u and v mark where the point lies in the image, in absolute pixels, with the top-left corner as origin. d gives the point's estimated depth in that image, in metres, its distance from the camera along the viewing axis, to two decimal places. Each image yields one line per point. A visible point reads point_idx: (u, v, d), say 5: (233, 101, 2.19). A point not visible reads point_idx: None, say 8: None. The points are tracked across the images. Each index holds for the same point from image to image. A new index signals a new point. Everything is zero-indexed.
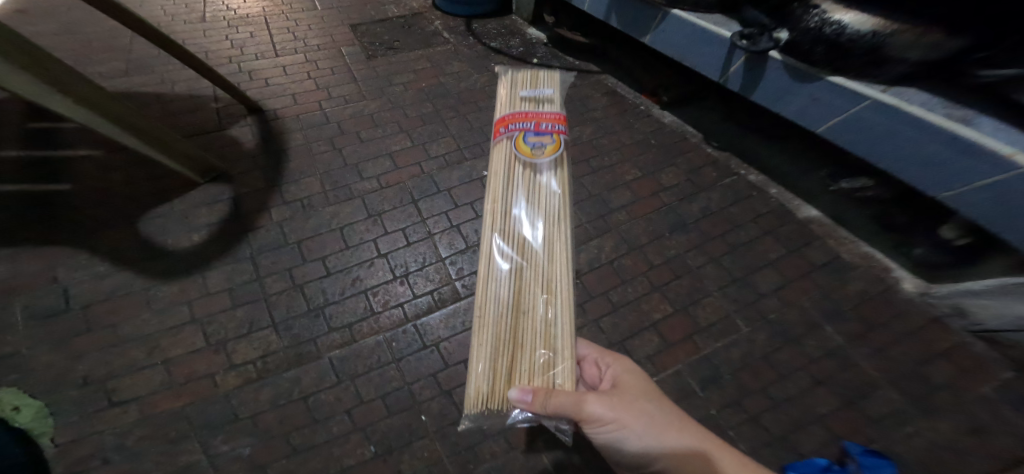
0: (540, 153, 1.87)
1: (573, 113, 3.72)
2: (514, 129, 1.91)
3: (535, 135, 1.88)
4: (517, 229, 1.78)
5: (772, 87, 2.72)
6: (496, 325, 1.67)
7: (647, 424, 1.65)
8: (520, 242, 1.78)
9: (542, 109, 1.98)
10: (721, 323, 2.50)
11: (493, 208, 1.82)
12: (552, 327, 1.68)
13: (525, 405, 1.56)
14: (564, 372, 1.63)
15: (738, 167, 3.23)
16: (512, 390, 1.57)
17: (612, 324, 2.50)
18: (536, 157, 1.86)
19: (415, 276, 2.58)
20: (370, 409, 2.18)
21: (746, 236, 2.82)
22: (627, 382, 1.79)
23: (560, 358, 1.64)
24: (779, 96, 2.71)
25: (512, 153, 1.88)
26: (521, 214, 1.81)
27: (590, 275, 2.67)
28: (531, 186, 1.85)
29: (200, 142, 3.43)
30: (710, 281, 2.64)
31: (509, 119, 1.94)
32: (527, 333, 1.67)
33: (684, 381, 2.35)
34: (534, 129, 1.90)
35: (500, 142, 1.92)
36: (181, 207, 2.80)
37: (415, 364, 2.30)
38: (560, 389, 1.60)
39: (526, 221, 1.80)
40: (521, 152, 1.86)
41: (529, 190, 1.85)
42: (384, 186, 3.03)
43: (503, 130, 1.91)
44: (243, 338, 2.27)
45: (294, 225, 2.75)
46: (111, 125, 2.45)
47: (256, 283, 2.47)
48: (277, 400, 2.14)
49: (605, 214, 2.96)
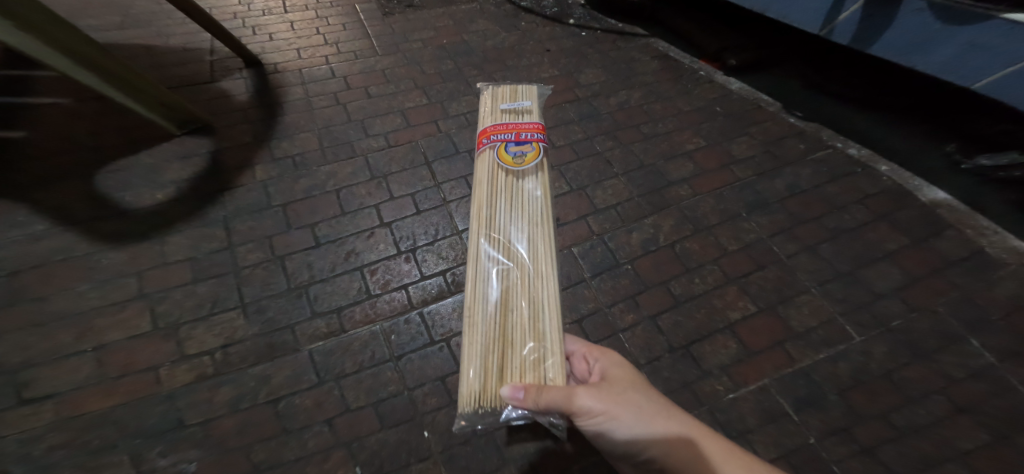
0: (521, 161, 1.72)
1: (619, 76, 3.13)
2: (496, 139, 1.77)
3: (517, 144, 1.75)
4: (502, 230, 1.59)
5: (904, 34, 2.14)
6: (485, 325, 1.41)
7: (636, 415, 1.27)
8: (507, 245, 1.57)
9: (522, 120, 1.85)
10: (821, 328, 1.90)
11: (478, 212, 1.64)
12: (540, 321, 1.43)
13: (517, 403, 1.29)
14: (556, 366, 1.35)
15: (833, 138, 2.62)
16: (504, 387, 1.31)
17: (676, 323, 1.91)
18: (516, 166, 1.71)
19: (424, 252, 2.05)
20: (357, 420, 1.66)
21: (847, 221, 2.21)
22: (619, 370, 1.39)
23: (551, 352, 1.37)
24: (917, 47, 2.14)
25: (494, 162, 1.72)
26: (506, 219, 1.62)
27: (644, 259, 2.09)
28: (513, 190, 1.67)
29: (186, 95, 2.97)
30: (804, 274, 2.04)
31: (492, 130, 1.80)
32: (516, 327, 1.41)
33: (774, 400, 1.75)
34: (515, 139, 1.77)
35: (482, 152, 1.77)
36: (151, 163, 2.34)
37: (418, 363, 1.77)
38: (551, 385, 1.32)
39: (509, 222, 1.61)
40: (503, 161, 1.71)
41: (511, 196, 1.67)
42: (392, 145, 2.52)
43: (486, 140, 1.77)
44: (201, 321, 1.77)
45: (281, 186, 2.26)
46: (54, 54, 2.04)
47: (226, 253, 1.97)
48: (237, 403, 1.63)
49: (662, 188, 2.38)
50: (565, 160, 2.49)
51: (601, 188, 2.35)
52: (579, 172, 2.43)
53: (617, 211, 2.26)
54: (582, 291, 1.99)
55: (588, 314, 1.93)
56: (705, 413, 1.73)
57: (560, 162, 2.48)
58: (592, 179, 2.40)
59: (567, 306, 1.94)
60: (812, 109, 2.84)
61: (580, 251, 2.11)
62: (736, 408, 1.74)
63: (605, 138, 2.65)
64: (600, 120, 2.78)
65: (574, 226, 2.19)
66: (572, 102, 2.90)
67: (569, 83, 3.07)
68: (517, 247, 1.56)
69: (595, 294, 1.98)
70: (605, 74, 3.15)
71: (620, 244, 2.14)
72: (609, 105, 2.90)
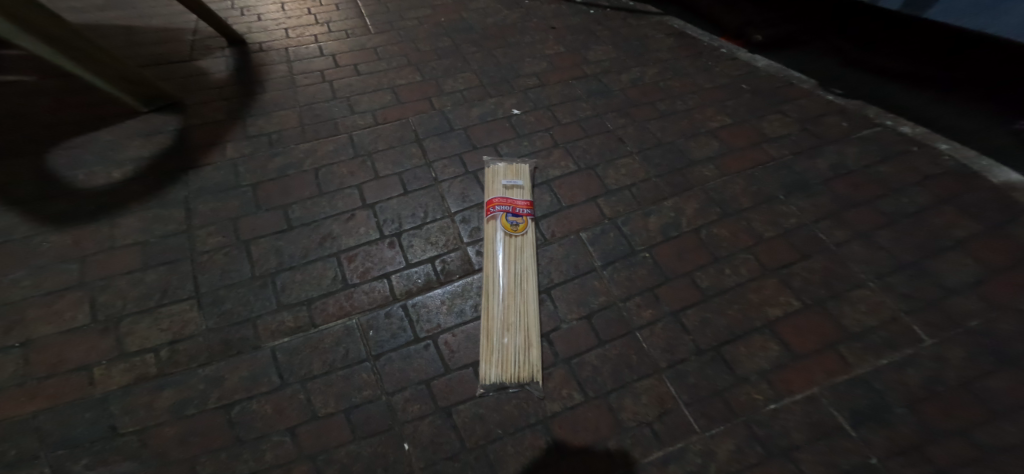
0: (517, 226, 1.78)
1: (631, 53, 2.84)
2: (497, 210, 1.81)
3: (514, 216, 1.80)
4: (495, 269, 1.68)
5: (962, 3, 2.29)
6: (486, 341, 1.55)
7: None
8: (499, 278, 1.67)
9: (516, 196, 1.88)
10: (880, 329, 1.59)
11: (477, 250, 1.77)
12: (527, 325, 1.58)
13: None
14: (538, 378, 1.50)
15: (880, 115, 2.37)
16: None
17: (704, 321, 1.62)
18: (513, 230, 1.77)
19: (410, 236, 1.78)
20: (325, 430, 1.37)
21: (906, 205, 1.92)
22: None
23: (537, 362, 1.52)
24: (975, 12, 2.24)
25: (493, 225, 1.79)
26: (498, 255, 1.72)
27: (664, 247, 1.80)
28: (508, 241, 1.75)
29: (160, 73, 2.76)
30: (856, 265, 1.74)
31: (496, 199, 1.84)
32: (509, 344, 1.53)
33: (827, 413, 1.44)
34: (513, 212, 1.81)
35: (484, 218, 1.83)
36: (114, 140, 2.13)
37: (398, 365, 1.50)
38: None
39: (502, 263, 1.69)
40: (501, 226, 1.77)
41: (504, 240, 1.75)
42: (380, 123, 2.26)
43: (489, 211, 1.81)
44: (147, 314, 1.53)
45: (252, 164, 2.02)
46: (9, 25, 1.83)
47: (183, 236, 1.73)
48: (181, 410, 1.37)
49: (682, 168, 2.09)
50: (572, 138, 2.21)
51: (612, 167, 2.07)
52: (587, 150, 2.15)
53: (631, 192, 1.97)
54: (592, 282, 1.70)
55: (598, 309, 1.64)
56: (741, 426, 1.42)
57: (566, 140, 2.20)
58: (602, 158, 2.12)
59: (576, 300, 1.66)
60: (852, 86, 2.60)
61: (589, 236, 1.82)
62: (778, 421, 1.43)
63: (617, 115, 2.37)
64: (611, 97, 2.49)
65: (584, 209, 1.91)
66: (579, 79, 2.62)
67: (576, 59, 2.78)
68: (518, 299, 1.62)
69: (607, 286, 1.69)
70: (615, 51, 2.86)
71: (636, 229, 1.85)
72: (621, 82, 2.61)
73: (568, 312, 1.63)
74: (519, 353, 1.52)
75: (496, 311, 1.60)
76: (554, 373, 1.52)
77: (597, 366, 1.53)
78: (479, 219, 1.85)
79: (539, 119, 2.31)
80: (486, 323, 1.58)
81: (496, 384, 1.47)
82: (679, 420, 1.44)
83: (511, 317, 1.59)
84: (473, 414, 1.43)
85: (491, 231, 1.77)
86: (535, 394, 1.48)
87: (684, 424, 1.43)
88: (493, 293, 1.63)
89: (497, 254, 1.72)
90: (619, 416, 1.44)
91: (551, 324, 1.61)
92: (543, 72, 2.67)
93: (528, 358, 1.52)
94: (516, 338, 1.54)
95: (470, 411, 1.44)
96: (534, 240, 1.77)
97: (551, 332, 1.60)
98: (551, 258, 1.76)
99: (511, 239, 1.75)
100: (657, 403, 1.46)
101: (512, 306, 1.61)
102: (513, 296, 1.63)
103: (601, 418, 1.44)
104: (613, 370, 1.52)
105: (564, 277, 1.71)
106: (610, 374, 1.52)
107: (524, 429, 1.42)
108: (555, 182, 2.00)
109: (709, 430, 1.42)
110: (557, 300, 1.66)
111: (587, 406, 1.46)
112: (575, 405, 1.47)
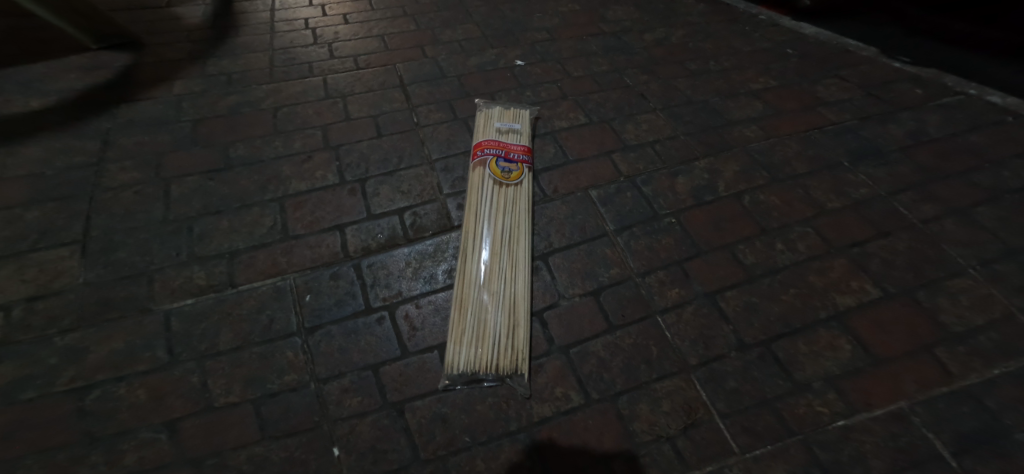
0: (509, 176, 1.41)
1: (660, 11, 2.40)
2: (487, 155, 1.45)
3: (507, 163, 1.43)
4: (479, 226, 1.31)
5: None
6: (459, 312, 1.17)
7: None
8: (482, 236, 1.29)
9: (512, 142, 1.51)
10: (990, 330, 1.18)
11: (459, 204, 1.39)
12: (513, 296, 1.20)
13: None
14: (524, 368, 1.11)
15: (961, 83, 1.90)
16: None
17: (749, 307, 1.22)
18: (504, 180, 1.40)
19: (377, 184, 1.43)
20: (219, 426, 1.00)
21: (1009, 179, 1.50)
22: None
23: (524, 344, 1.13)
24: None
25: (481, 172, 1.41)
26: (484, 208, 1.34)
27: (697, 214, 1.41)
28: (497, 192, 1.37)
29: (121, 12, 2.23)
30: (950, 247, 1.33)
31: (486, 143, 1.48)
32: (491, 320, 1.15)
33: (921, 437, 1.03)
34: (505, 158, 1.45)
35: (470, 166, 1.46)
36: (40, 70, 1.81)
37: (339, 342, 1.12)
38: None
39: (488, 218, 1.32)
40: (491, 176, 1.40)
41: (493, 191, 1.37)
42: (361, 68, 1.90)
43: (477, 155, 1.45)
44: (12, 261, 1.20)
45: (200, 101, 1.69)
46: None
47: (88, 171, 1.41)
48: (15, 393, 1.00)
49: (718, 127, 1.69)
50: (585, 91, 1.84)
51: (632, 122, 1.70)
52: (602, 104, 1.78)
53: (654, 150, 1.59)
54: (602, 250, 1.32)
55: (609, 284, 1.26)
56: (799, 449, 1.02)
57: (577, 93, 1.83)
58: (619, 112, 1.74)
59: (580, 272, 1.28)
60: (921, 51, 2.16)
61: (601, 195, 1.45)
62: (852, 444, 1.02)
63: (639, 72, 1.97)
64: (632, 54, 2.08)
65: (595, 164, 1.54)
66: (596, 36, 2.19)
67: (593, 17, 2.33)
68: (505, 263, 1.24)
69: (621, 256, 1.31)
70: (639, 11, 2.39)
71: (660, 190, 1.46)
72: (644, 40, 2.18)
73: (569, 287, 1.25)
74: (500, 333, 1.14)
75: (475, 276, 1.22)
76: (545, 364, 1.13)
77: (604, 358, 1.14)
78: (464, 168, 1.48)
79: (546, 72, 1.94)
80: (460, 292, 1.19)
81: (467, 371, 1.09)
82: (711, 436, 1.03)
83: (494, 286, 1.20)
84: (432, 413, 1.05)
85: (477, 179, 1.40)
86: (518, 390, 1.09)
87: (719, 443, 1.02)
88: (475, 254, 1.26)
89: (481, 207, 1.34)
90: (630, 428, 1.05)
91: (546, 300, 1.23)
92: (554, 26, 2.25)
93: (512, 341, 1.13)
94: (498, 313, 1.16)
95: (429, 408, 1.05)
96: (530, 193, 1.40)
97: (544, 310, 1.21)
98: (552, 218, 1.39)
99: (502, 188, 1.38)
100: (682, 413, 1.06)
101: (496, 272, 1.23)
102: (497, 259, 1.25)
103: (605, 429, 1.05)
104: (624, 365, 1.13)
105: (567, 241, 1.33)
106: (621, 371, 1.12)
107: (500, 438, 1.03)
108: (561, 133, 1.64)
109: (753, 452, 1.01)
110: (556, 270, 1.28)
111: (588, 411, 1.07)
112: (572, 409, 1.07)
